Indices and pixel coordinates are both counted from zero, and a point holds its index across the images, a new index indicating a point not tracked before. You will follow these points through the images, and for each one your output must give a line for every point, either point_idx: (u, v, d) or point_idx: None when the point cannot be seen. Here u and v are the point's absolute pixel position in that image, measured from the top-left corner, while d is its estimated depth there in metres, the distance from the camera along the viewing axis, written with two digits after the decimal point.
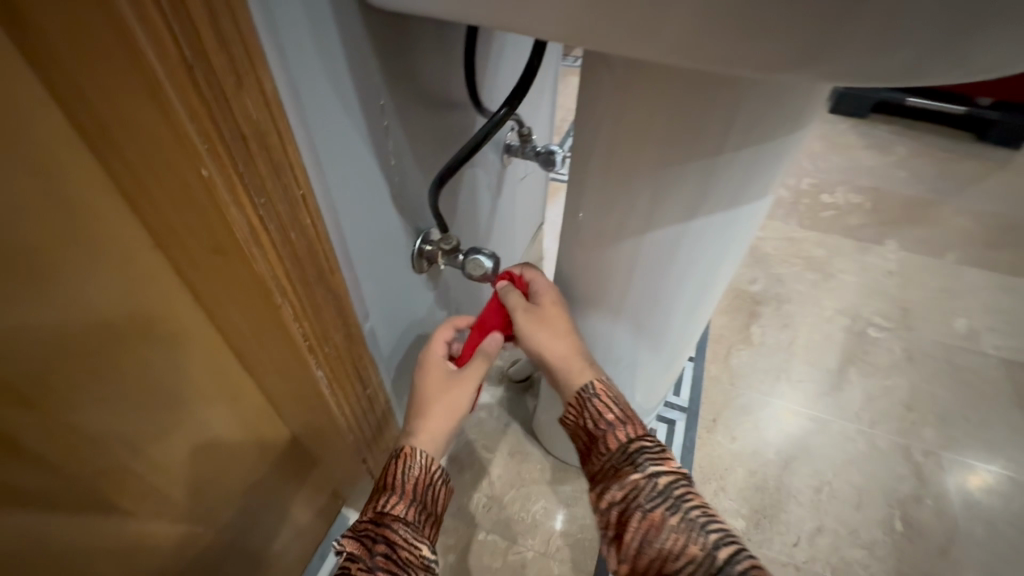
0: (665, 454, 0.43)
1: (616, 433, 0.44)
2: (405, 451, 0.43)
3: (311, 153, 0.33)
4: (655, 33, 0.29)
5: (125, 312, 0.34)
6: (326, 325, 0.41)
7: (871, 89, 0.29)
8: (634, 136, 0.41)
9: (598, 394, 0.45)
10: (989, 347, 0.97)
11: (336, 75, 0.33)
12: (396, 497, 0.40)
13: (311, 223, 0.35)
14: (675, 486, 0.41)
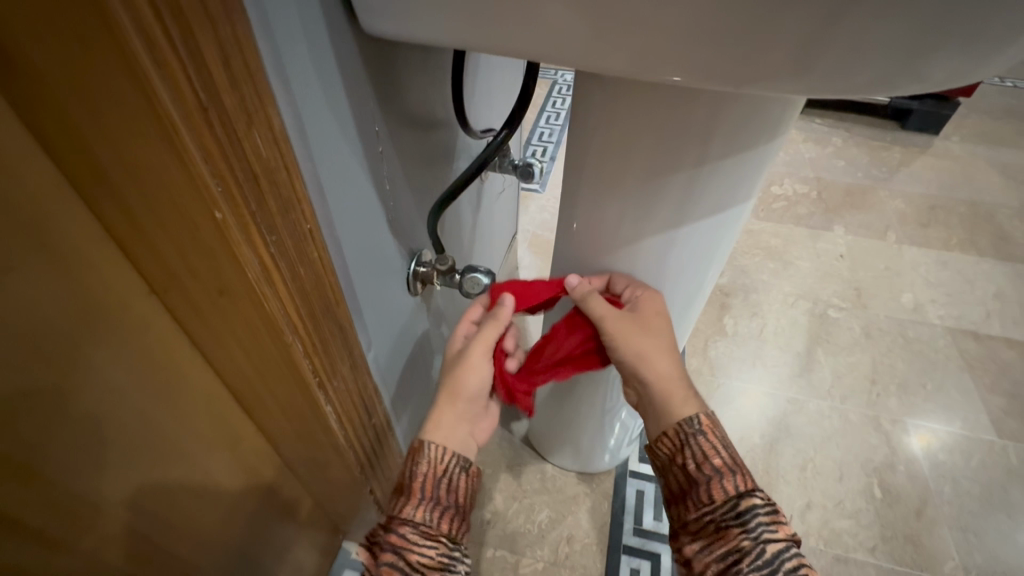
0: (777, 516, 0.38)
1: (724, 483, 0.40)
2: (415, 447, 0.42)
3: (320, 197, 0.33)
4: (654, 54, 0.30)
5: (129, 363, 0.32)
6: (334, 361, 0.39)
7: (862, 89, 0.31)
8: (626, 150, 0.42)
9: (705, 432, 0.42)
10: (935, 317, 1.05)
11: (335, 105, 0.33)
12: (405, 497, 0.40)
13: (319, 253, 0.34)
14: (783, 557, 0.37)
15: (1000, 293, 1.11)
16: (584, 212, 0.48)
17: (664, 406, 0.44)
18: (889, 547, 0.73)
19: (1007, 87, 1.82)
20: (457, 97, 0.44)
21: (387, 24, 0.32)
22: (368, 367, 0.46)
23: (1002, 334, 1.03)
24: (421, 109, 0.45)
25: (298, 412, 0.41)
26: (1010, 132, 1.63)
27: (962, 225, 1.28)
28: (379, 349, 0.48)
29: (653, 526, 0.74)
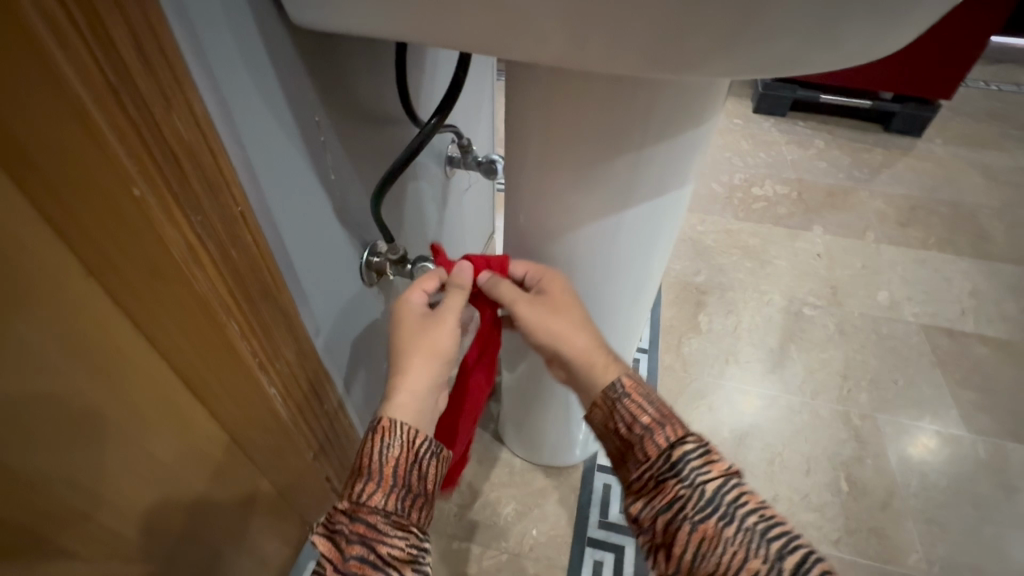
0: (708, 455, 0.40)
1: (654, 438, 0.41)
2: (383, 427, 0.39)
3: (252, 184, 0.35)
4: (569, 34, 0.32)
5: (73, 349, 0.33)
6: (278, 345, 0.41)
7: (787, 58, 0.32)
8: (563, 139, 0.43)
9: (629, 395, 0.43)
10: (909, 315, 1.06)
11: (267, 94, 0.35)
12: (371, 484, 0.37)
13: (252, 237, 0.35)
14: (723, 490, 0.39)
15: (976, 291, 1.12)
16: (528, 203, 0.50)
17: (588, 376, 0.45)
18: (853, 539, 0.74)
19: (992, 91, 1.83)
20: (403, 91, 0.46)
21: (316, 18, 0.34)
22: (316, 354, 0.47)
23: (976, 331, 1.04)
24: (370, 102, 0.47)
25: (246, 397, 0.43)
26: (993, 134, 1.64)
27: (941, 225, 1.29)
28: (329, 335, 0.50)
29: (619, 518, 0.75)
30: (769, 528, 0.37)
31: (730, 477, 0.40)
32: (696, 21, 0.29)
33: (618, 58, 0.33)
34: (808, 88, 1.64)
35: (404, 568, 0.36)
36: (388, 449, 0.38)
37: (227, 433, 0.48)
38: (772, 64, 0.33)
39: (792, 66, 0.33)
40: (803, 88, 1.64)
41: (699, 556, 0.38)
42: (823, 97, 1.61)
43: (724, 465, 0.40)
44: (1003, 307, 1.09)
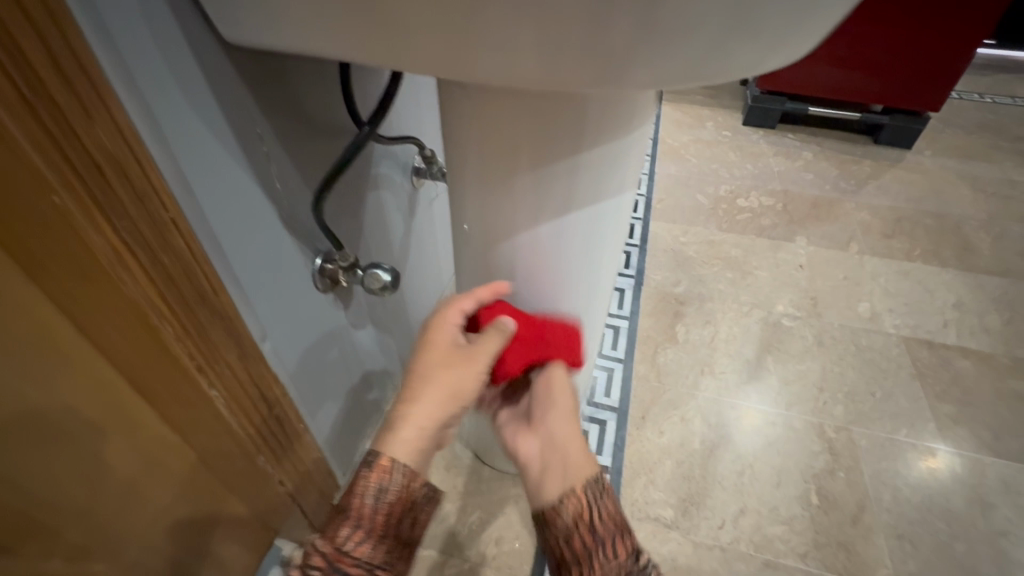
0: None
1: (616, 543, 0.46)
2: (382, 464, 0.43)
3: (183, 190, 0.36)
4: (483, 49, 0.32)
5: (17, 364, 0.33)
6: (216, 346, 0.42)
7: (699, 64, 0.34)
8: (500, 149, 0.44)
9: (608, 497, 0.48)
10: (890, 327, 1.05)
11: (198, 107, 0.36)
12: (357, 529, 0.42)
13: (184, 241, 0.36)
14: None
15: (958, 303, 1.11)
16: (473, 213, 0.51)
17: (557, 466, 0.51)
18: (821, 554, 0.73)
19: (986, 103, 1.82)
20: (348, 102, 0.48)
21: (244, 38, 0.35)
22: (263, 357, 0.48)
23: (956, 344, 1.03)
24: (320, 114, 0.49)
25: (188, 399, 0.43)
26: (984, 146, 1.64)
27: (926, 236, 1.28)
28: (278, 338, 0.50)
29: None
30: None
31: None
32: (603, 29, 0.30)
33: (539, 72, 0.34)
34: (797, 101, 1.65)
35: None
36: (382, 496, 0.43)
37: (182, 444, 0.48)
38: (692, 70, 0.34)
39: (704, 72, 0.35)
40: (792, 100, 1.65)
41: None
42: (811, 110, 1.62)
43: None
44: (985, 320, 1.08)
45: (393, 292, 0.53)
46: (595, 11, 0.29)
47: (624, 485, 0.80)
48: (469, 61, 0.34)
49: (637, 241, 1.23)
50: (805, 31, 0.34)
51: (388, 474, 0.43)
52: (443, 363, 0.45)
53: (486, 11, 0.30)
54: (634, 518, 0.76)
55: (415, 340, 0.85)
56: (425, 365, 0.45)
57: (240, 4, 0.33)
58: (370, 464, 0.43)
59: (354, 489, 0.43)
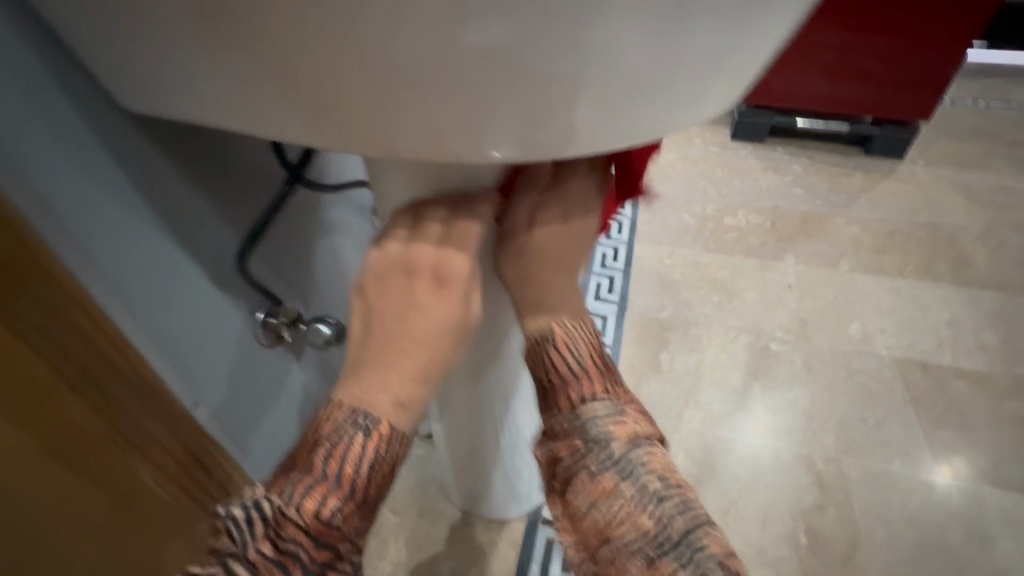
0: (655, 450, 0.41)
1: (569, 391, 0.44)
2: (381, 431, 0.39)
3: (84, 264, 0.36)
4: (380, 115, 0.31)
5: None
6: (131, 413, 0.41)
7: (602, 130, 0.34)
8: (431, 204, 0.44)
9: (581, 343, 0.45)
10: (882, 348, 1.02)
11: (99, 180, 0.36)
12: (337, 496, 0.37)
13: (83, 313, 0.36)
14: (653, 474, 0.40)
15: (954, 320, 1.07)
16: None
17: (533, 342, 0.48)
18: None
19: (981, 108, 1.79)
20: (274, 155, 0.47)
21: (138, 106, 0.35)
22: (195, 423, 0.46)
23: (953, 364, 0.99)
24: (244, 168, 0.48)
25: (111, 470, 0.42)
26: (979, 153, 1.60)
27: (920, 250, 1.25)
28: (215, 402, 0.49)
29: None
30: (685, 493, 0.39)
31: (656, 435, 0.43)
32: (501, 99, 0.30)
33: (446, 135, 0.32)
34: (784, 115, 1.62)
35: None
36: (368, 460, 0.38)
37: None
38: (600, 138, 0.34)
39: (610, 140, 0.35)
40: (779, 114, 1.63)
41: (592, 504, 0.40)
42: (799, 123, 1.59)
43: (644, 417, 0.44)
44: (983, 337, 1.04)
45: (336, 346, 0.52)
46: (486, 62, 0.28)
47: None
48: (372, 130, 0.32)
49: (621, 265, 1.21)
50: (709, 99, 0.34)
51: (387, 442, 0.39)
52: (440, 323, 0.39)
53: (381, 77, 0.29)
54: None
55: None
56: (418, 332, 0.39)
57: (135, 78, 0.32)
58: (364, 425, 0.38)
59: (329, 438, 0.38)
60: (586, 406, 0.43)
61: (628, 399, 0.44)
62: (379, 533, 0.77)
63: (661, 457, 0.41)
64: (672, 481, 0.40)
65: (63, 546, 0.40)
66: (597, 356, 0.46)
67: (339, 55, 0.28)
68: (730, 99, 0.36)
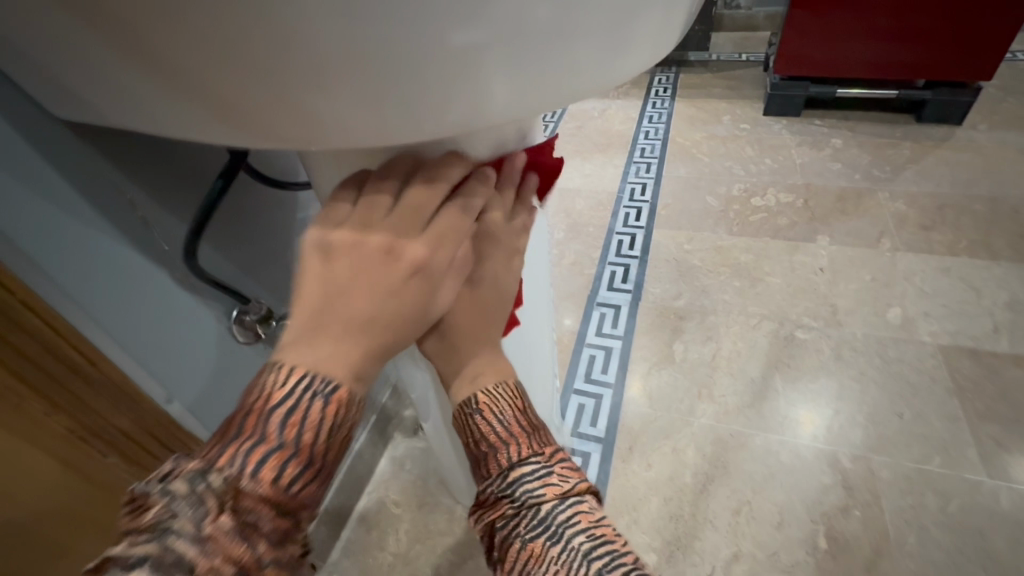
0: (578, 507, 0.40)
1: (499, 456, 0.43)
2: (342, 397, 0.32)
3: (37, 273, 0.36)
4: (283, 104, 0.26)
5: None
6: (102, 413, 0.43)
7: (524, 104, 0.30)
8: None
9: (511, 399, 0.45)
10: (925, 335, 0.92)
11: (40, 188, 0.35)
12: (294, 464, 0.31)
13: (36, 317, 0.37)
14: (578, 535, 0.38)
15: (1013, 301, 0.96)
16: None
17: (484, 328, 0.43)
18: None
19: None
20: None
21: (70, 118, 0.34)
22: (169, 420, 0.48)
23: (1010, 351, 0.89)
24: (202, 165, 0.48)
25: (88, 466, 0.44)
26: None
27: (976, 225, 1.12)
28: (189, 398, 0.50)
29: None
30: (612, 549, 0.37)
31: (587, 489, 0.41)
32: (419, 82, 0.26)
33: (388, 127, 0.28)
34: (822, 84, 1.50)
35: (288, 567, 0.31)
36: (330, 423, 0.32)
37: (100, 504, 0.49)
38: (522, 109, 0.31)
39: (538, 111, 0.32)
40: (816, 83, 1.50)
41: (524, 570, 0.38)
42: (839, 91, 1.47)
43: (572, 474, 0.42)
44: None
45: None
46: (425, 46, 0.24)
47: None
48: (285, 125, 0.28)
49: (636, 253, 1.16)
50: (638, 43, 0.31)
51: (348, 408, 0.32)
52: (392, 295, 0.31)
53: (293, 66, 0.24)
54: None
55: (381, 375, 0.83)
56: (357, 316, 0.31)
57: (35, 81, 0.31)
58: (324, 390, 0.31)
59: (282, 402, 0.31)
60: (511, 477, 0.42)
61: (557, 459, 0.43)
62: (381, 526, 0.78)
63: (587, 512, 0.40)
64: (601, 537, 0.38)
65: (32, 522, 0.43)
66: (523, 417, 0.45)
67: (254, 53, 0.23)
68: (661, 44, 0.33)
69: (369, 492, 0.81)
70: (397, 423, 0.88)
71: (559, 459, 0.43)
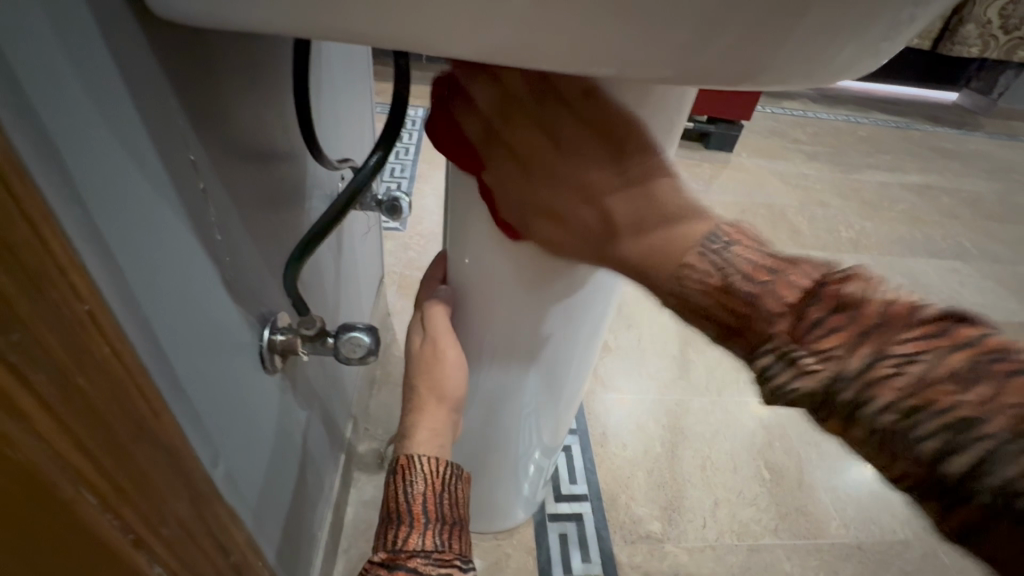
0: (888, 357, 0.26)
1: (760, 320, 0.30)
2: (403, 465, 0.43)
3: (110, 283, 0.22)
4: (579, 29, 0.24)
5: None
6: (162, 497, 0.26)
7: (779, 81, 0.29)
8: (512, 112, 0.36)
9: (735, 243, 0.32)
10: (768, 304, 1.22)
11: (112, 122, 0.22)
12: (405, 525, 0.40)
13: (108, 345, 0.21)
14: (890, 397, 0.25)
15: None
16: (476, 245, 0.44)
17: None
18: (788, 523, 0.79)
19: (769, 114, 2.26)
20: None
21: (170, 10, 0.23)
22: (216, 491, 0.32)
23: None
24: (255, 140, 0.35)
25: None
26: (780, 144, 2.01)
27: (766, 223, 1.52)
28: (230, 458, 0.35)
29: (583, 570, 0.70)
30: (968, 405, 0.24)
31: (916, 309, 0.27)
32: (727, 29, 0.24)
33: (654, 63, 0.26)
34: None
35: None
36: (411, 487, 0.42)
37: None
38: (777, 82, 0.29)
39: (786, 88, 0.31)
40: None
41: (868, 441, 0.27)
42: None
43: (860, 304, 0.27)
44: None
45: (375, 357, 0.42)
46: None
47: (608, 509, 0.76)
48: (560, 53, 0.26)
49: None
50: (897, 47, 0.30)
51: (410, 469, 0.43)
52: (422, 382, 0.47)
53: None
54: (627, 541, 0.73)
55: (347, 406, 0.70)
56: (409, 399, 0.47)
57: None
58: (392, 469, 0.43)
59: (385, 501, 0.43)
60: (770, 349, 0.29)
61: (816, 315, 0.28)
62: None
63: (917, 351, 0.25)
64: (972, 369, 0.24)
65: None
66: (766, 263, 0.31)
67: None
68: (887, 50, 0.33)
69: (347, 550, 0.67)
70: (358, 461, 0.75)
71: (836, 293, 0.28)
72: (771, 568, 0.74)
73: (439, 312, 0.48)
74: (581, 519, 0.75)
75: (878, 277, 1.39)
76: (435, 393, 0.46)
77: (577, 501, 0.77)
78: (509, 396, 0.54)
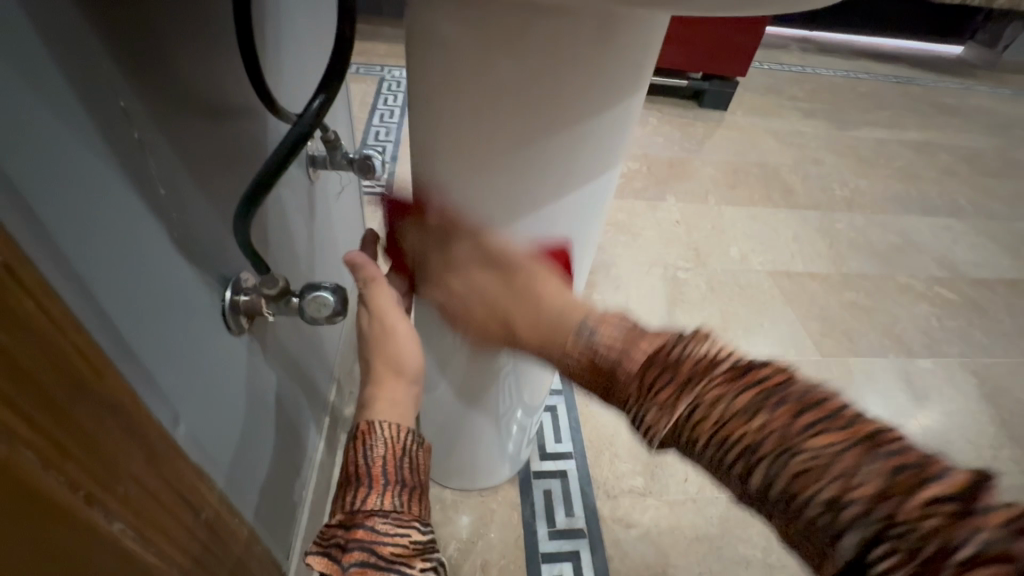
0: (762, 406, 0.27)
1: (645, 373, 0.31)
2: (363, 430, 0.42)
3: (29, 233, 0.21)
4: None
5: None
6: (112, 453, 0.26)
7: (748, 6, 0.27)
8: (478, 52, 0.34)
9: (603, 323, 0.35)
10: (757, 265, 1.21)
11: (19, 58, 0.21)
12: (364, 488, 0.40)
13: (31, 297, 0.21)
14: (771, 454, 0.26)
15: (796, 236, 1.32)
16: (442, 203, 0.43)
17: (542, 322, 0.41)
18: None
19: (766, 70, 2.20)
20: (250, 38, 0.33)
21: None
22: (178, 449, 0.32)
23: (804, 271, 1.23)
24: (205, 89, 0.34)
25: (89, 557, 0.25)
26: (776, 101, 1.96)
27: (759, 182, 1.49)
28: (193, 416, 0.35)
29: (567, 523, 0.72)
30: (848, 466, 0.24)
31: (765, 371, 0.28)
32: None
33: None
34: None
35: (411, 562, 0.38)
36: (372, 450, 0.41)
37: None
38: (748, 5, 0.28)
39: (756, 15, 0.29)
40: None
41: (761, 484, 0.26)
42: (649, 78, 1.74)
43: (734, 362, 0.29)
44: (818, 246, 1.30)
45: (343, 316, 0.42)
46: None
47: (592, 466, 0.78)
48: None
49: None
50: None
51: (369, 433, 0.42)
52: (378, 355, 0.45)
53: None
54: (610, 496, 0.75)
55: (329, 369, 0.70)
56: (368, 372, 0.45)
57: None
58: (351, 432, 0.43)
59: (345, 464, 0.42)
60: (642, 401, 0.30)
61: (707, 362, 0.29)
62: None
63: (765, 405, 0.27)
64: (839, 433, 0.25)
65: None
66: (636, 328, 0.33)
67: None
68: None
69: None
70: (343, 423, 0.75)
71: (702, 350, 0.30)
72: (751, 518, 0.76)
73: (378, 287, 0.44)
74: (565, 476, 0.76)
75: (869, 235, 1.37)
76: (402, 353, 0.45)
77: (561, 459, 0.78)
78: (481, 358, 0.53)
